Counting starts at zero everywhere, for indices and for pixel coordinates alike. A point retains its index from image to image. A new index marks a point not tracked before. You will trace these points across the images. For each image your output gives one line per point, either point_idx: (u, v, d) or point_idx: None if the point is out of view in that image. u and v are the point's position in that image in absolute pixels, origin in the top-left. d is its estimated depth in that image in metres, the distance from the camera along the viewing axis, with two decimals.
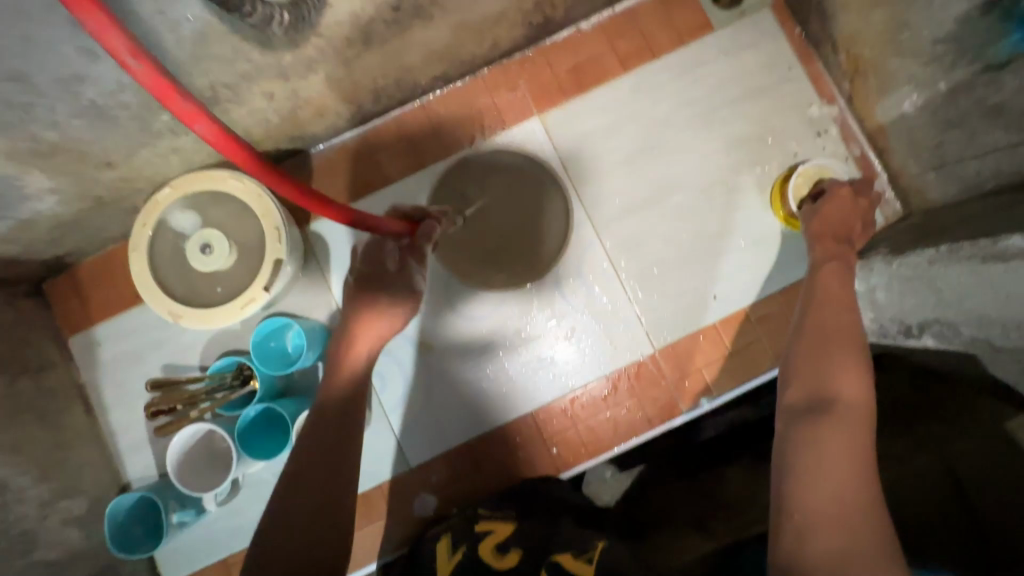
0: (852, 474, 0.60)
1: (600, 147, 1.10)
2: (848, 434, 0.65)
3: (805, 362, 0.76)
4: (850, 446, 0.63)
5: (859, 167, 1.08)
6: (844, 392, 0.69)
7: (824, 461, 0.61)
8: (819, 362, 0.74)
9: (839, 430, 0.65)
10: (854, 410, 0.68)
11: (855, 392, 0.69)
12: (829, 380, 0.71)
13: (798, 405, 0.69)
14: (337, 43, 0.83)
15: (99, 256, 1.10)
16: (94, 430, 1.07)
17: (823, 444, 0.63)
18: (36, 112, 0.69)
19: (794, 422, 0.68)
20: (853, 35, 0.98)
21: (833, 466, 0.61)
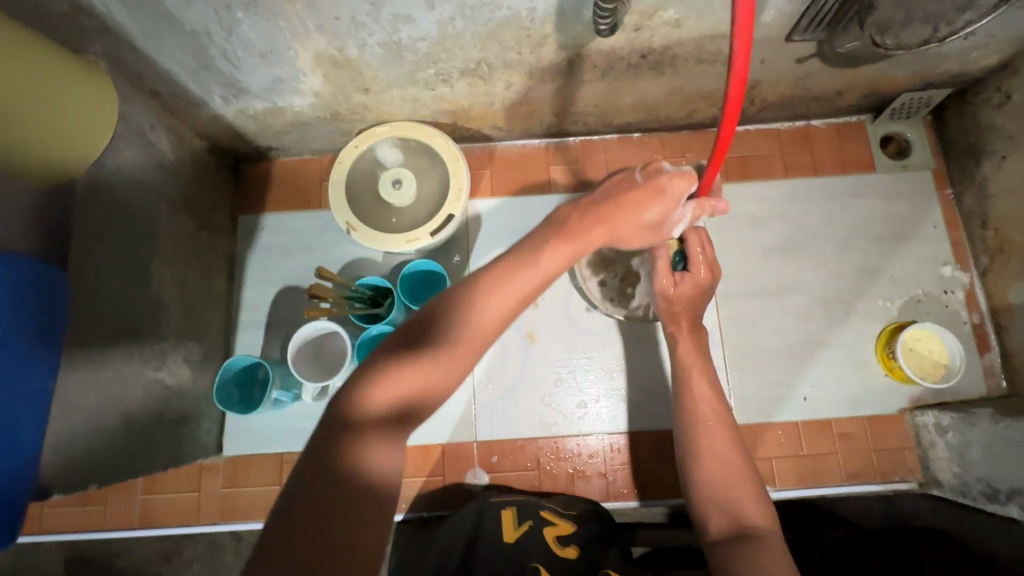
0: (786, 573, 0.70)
1: (742, 230, 1.21)
2: (770, 540, 0.75)
3: (723, 469, 0.84)
4: (774, 547, 0.74)
5: (974, 335, 1.13)
6: (750, 501, 0.80)
7: (759, 554, 0.72)
8: (723, 470, 0.83)
9: (762, 545, 0.74)
10: (765, 519, 0.79)
11: (759, 502, 0.81)
12: (736, 484, 0.82)
13: (718, 505, 0.82)
14: (584, 67, 0.98)
15: (294, 159, 1.26)
16: (228, 296, 1.19)
17: (753, 548, 0.74)
18: (361, 32, 0.85)
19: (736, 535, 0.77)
20: (1008, 217, 1.07)
21: (770, 560, 0.71)
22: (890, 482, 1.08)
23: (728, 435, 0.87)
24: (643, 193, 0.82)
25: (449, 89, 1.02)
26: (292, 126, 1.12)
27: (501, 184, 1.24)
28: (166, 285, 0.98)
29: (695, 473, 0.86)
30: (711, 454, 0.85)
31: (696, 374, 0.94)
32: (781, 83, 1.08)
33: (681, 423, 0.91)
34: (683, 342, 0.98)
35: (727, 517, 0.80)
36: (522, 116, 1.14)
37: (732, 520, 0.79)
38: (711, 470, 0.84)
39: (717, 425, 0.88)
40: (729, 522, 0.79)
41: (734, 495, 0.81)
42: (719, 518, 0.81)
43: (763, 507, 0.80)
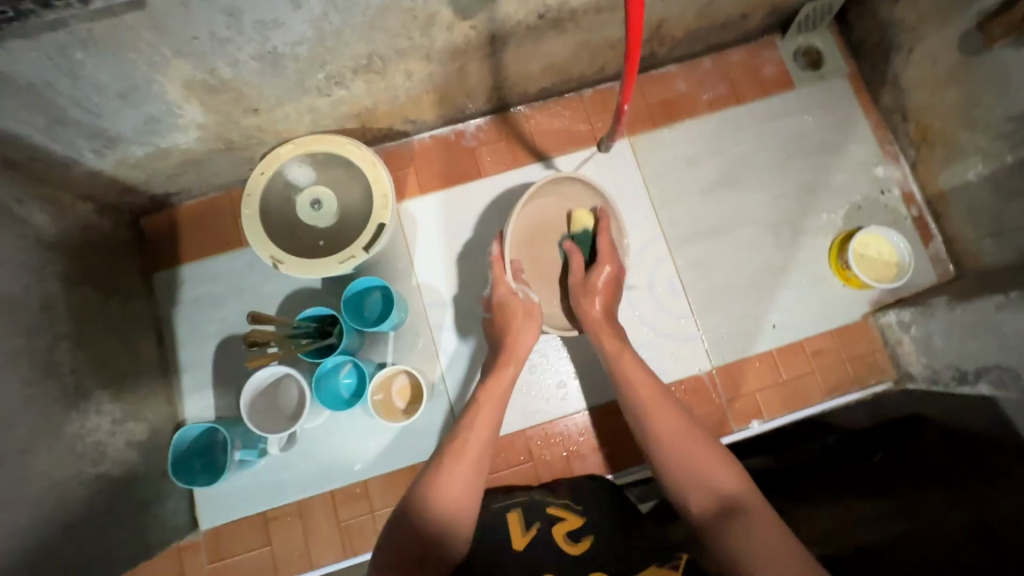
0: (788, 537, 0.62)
1: (680, 174, 1.19)
2: (756, 511, 0.66)
3: (677, 444, 0.76)
4: (764, 517, 0.65)
5: (916, 227, 1.16)
6: (721, 471, 0.72)
7: (750, 532, 0.64)
8: (682, 435, 0.77)
9: (748, 517, 0.66)
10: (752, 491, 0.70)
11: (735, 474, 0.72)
12: (698, 457, 0.74)
13: (698, 490, 0.72)
14: (482, 39, 0.92)
15: (200, 200, 1.16)
16: (162, 363, 1.09)
17: (738, 529, 0.65)
18: (228, 48, 0.76)
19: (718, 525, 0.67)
20: (926, 107, 1.09)
21: (764, 538, 0.62)
22: (868, 386, 1.11)
23: (679, 414, 0.80)
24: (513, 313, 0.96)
25: (346, 91, 0.94)
26: (185, 166, 1.02)
27: (429, 179, 1.16)
28: (83, 370, 0.89)
29: (661, 462, 0.77)
30: (670, 441, 0.77)
31: (629, 362, 0.89)
32: (685, 17, 1.05)
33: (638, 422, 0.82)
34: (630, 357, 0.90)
35: (708, 500, 0.71)
36: (432, 105, 1.07)
37: (713, 500, 0.70)
38: (676, 461, 0.75)
39: (665, 410, 0.81)
40: (706, 504, 0.71)
41: (702, 474, 0.73)
42: (700, 498, 0.72)
43: (738, 477, 0.72)
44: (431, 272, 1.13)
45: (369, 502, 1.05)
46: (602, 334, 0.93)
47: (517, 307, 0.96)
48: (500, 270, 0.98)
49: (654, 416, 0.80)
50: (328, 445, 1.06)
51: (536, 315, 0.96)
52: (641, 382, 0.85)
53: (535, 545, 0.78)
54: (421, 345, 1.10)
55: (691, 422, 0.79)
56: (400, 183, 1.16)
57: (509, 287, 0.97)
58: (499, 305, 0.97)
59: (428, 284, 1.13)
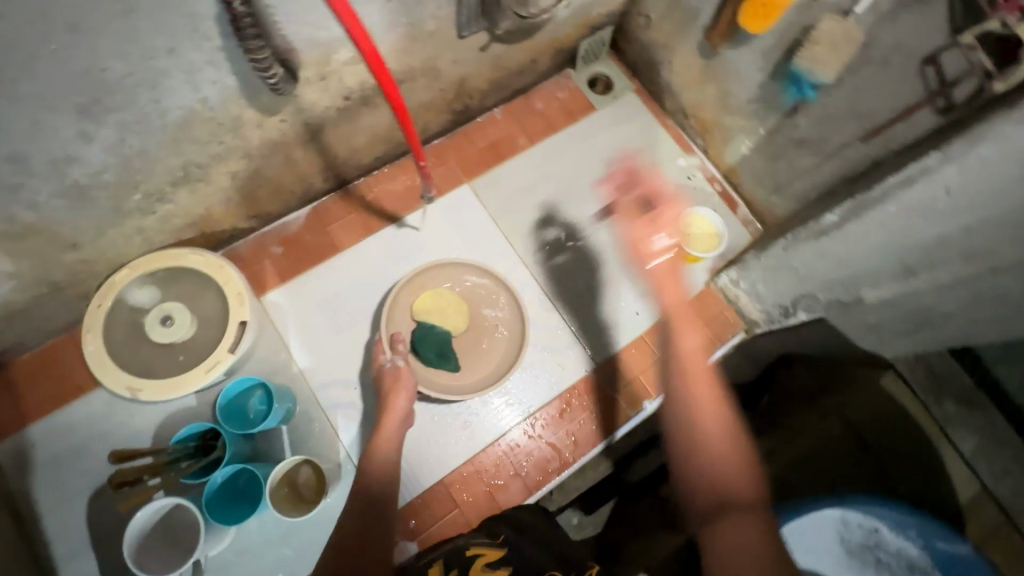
0: (766, 537, 0.71)
1: (522, 203, 1.31)
2: (735, 510, 0.74)
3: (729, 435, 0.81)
4: (750, 519, 0.72)
5: (722, 200, 1.37)
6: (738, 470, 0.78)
7: (737, 532, 0.72)
8: (727, 430, 0.81)
9: (741, 516, 0.73)
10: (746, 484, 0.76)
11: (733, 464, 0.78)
12: (717, 451, 0.79)
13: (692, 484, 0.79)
14: (297, 129, 0.98)
15: (36, 351, 1.07)
16: (25, 541, 0.97)
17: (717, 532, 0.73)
18: (22, 192, 0.74)
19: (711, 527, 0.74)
20: (696, 104, 1.31)
21: (743, 536, 0.71)
22: (727, 342, 1.26)
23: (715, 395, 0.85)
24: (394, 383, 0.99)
25: (172, 204, 0.95)
26: (6, 320, 0.95)
27: (287, 265, 1.17)
28: None
29: (686, 454, 0.81)
30: (705, 432, 0.80)
31: (688, 337, 0.91)
32: (482, 72, 1.19)
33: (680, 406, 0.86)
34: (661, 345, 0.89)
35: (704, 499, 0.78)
36: (269, 196, 1.10)
37: (717, 493, 0.77)
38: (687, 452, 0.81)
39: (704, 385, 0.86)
40: (710, 494, 0.77)
41: (705, 472, 0.78)
42: (704, 494, 0.78)
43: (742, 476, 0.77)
44: (311, 354, 1.13)
45: None
46: (683, 320, 0.93)
47: (385, 378, 1.00)
48: (379, 350, 1.04)
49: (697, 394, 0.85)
50: (240, 565, 0.99)
51: (403, 380, 0.99)
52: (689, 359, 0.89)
53: None
54: (317, 430, 1.09)
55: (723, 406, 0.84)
56: (258, 277, 1.16)
57: (383, 360, 1.02)
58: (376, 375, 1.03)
59: (310, 368, 1.12)
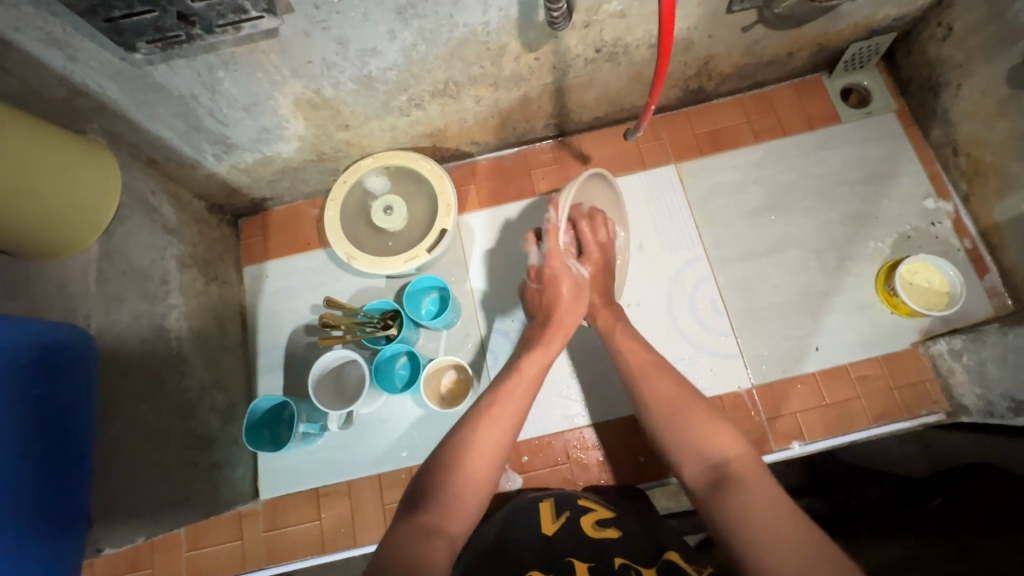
0: (756, 490, 0.66)
1: (725, 199, 1.25)
2: (746, 477, 0.68)
3: (705, 412, 0.78)
4: (745, 484, 0.67)
5: (970, 259, 1.15)
6: (721, 444, 0.73)
7: (737, 496, 0.66)
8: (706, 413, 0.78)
9: (739, 484, 0.67)
10: (734, 446, 0.73)
11: (713, 426, 0.76)
12: (708, 442, 0.74)
13: (689, 452, 0.75)
14: (544, 69, 1.04)
15: (288, 205, 1.32)
16: (244, 345, 1.23)
17: (736, 489, 0.67)
18: (334, 71, 0.91)
19: (708, 499, 0.69)
20: (976, 141, 1.11)
21: (750, 496, 0.65)
22: (917, 417, 1.09)
23: (677, 383, 0.84)
24: (571, 287, 0.97)
25: (423, 112, 1.09)
26: (282, 174, 1.19)
27: (489, 195, 1.28)
28: (183, 339, 1.03)
29: (671, 440, 0.78)
30: (693, 409, 0.79)
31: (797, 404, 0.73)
32: (732, 54, 1.14)
33: (646, 410, 0.84)
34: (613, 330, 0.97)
35: (701, 465, 0.73)
36: (496, 128, 1.20)
37: (707, 468, 0.72)
38: (668, 421, 0.80)
39: (663, 377, 0.86)
40: (703, 472, 0.73)
41: (701, 430, 0.76)
42: (695, 469, 0.74)
43: (721, 436, 0.75)
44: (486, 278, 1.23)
45: None
46: None
47: (573, 286, 0.98)
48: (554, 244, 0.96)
49: (651, 383, 0.85)
50: (380, 430, 1.15)
51: (585, 294, 0.99)
52: (633, 350, 0.93)
53: (563, 531, 0.81)
54: (468, 345, 1.19)
55: (691, 389, 0.83)
56: (463, 197, 1.28)
57: (562, 262, 0.97)
58: (552, 275, 0.97)
59: (480, 290, 1.22)
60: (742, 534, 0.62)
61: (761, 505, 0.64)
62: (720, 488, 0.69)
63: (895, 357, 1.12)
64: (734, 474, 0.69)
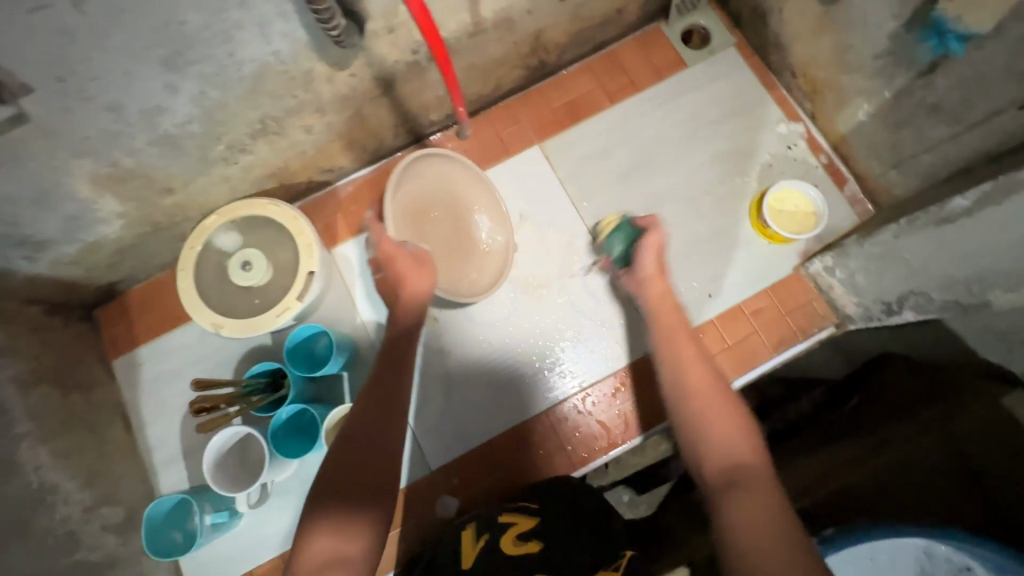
0: (774, 500, 0.65)
1: (596, 169, 1.23)
2: (756, 480, 0.68)
3: (724, 420, 0.77)
4: (758, 491, 0.66)
5: (829, 174, 1.20)
6: (743, 448, 0.73)
7: (743, 503, 0.65)
8: (726, 420, 0.77)
9: (751, 489, 0.66)
10: (753, 450, 0.73)
11: (738, 428, 0.76)
12: (724, 448, 0.74)
13: (709, 454, 0.74)
14: (368, 82, 0.98)
15: (146, 283, 1.21)
16: (132, 445, 1.13)
17: (741, 494, 0.66)
18: (122, 140, 0.81)
19: (714, 498, 0.68)
20: (807, 60, 1.14)
21: (754, 508, 0.64)
22: (812, 336, 1.13)
23: (728, 403, 0.79)
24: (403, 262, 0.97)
25: (252, 156, 1.00)
26: (120, 254, 1.08)
27: (358, 220, 1.21)
28: (47, 466, 0.92)
29: (689, 442, 0.77)
30: (708, 405, 0.79)
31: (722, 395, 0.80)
32: (560, 23, 1.11)
33: (676, 411, 0.82)
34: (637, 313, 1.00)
35: (715, 466, 0.72)
36: (343, 151, 1.13)
37: (723, 467, 0.71)
38: (692, 425, 0.78)
39: (713, 389, 0.82)
40: (715, 470, 0.72)
41: (720, 440, 0.75)
42: (711, 465, 0.73)
43: (747, 439, 0.74)
44: (374, 307, 1.17)
45: None
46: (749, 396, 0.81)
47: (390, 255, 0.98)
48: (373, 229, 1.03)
49: (688, 395, 0.82)
50: (300, 495, 1.09)
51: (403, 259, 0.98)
52: (687, 359, 0.87)
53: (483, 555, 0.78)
54: None
55: (737, 407, 0.79)
56: (331, 229, 1.21)
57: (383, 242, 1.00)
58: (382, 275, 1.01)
59: (371, 321, 1.17)
60: (728, 539, 0.63)
61: (761, 509, 0.64)
62: (731, 489, 0.68)
63: (782, 286, 1.16)
64: (749, 476, 0.69)
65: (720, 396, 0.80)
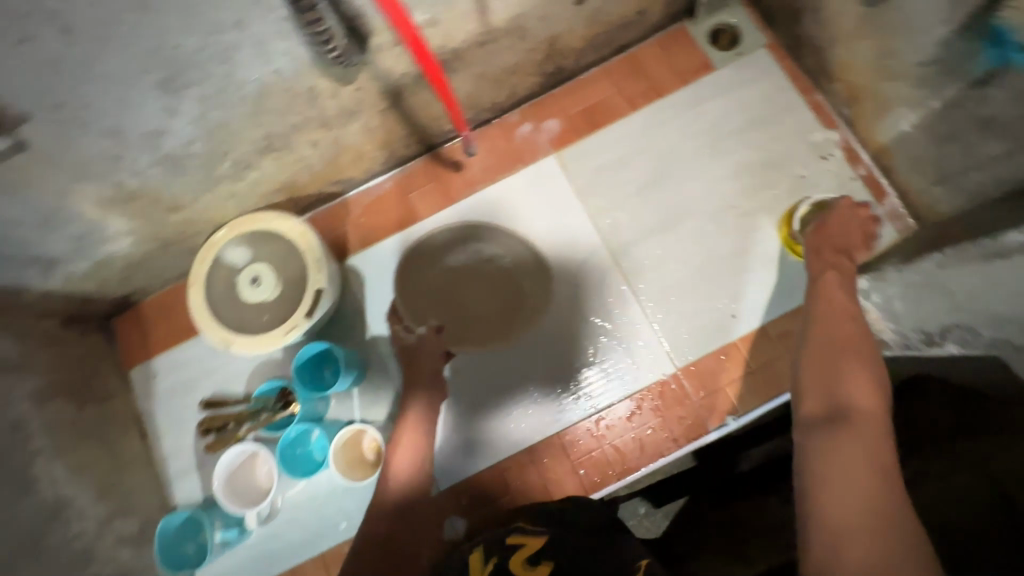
0: (880, 450, 0.60)
1: (615, 180, 1.18)
2: (865, 424, 0.64)
3: (845, 363, 0.72)
4: (869, 435, 0.62)
5: (867, 187, 1.11)
6: (866, 394, 0.68)
7: (841, 438, 0.62)
8: (838, 364, 0.73)
9: (860, 431, 0.63)
10: (869, 400, 0.67)
11: (871, 387, 0.69)
12: (850, 388, 0.69)
13: (818, 388, 0.71)
14: (374, 96, 0.94)
15: (159, 294, 1.22)
16: (147, 456, 1.14)
17: (845, 432, 0.63)
18: (124, 163, 0.80)
19: (811, 430, 0.66)
20: (846, 64, 1.05)
21: (854, 448, 0.61)
22: None
23: (863, 351, 0.74)
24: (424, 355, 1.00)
25: (258, 172, 0.98)
26: (132, 269, 1.08)
27: (368, 233, 1.19)
28: (61, 481, 0.94)
29: (807, 377, 0.74)
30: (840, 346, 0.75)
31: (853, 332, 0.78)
32: (577, 27, 1.05)
33: (809, 342, 0.79)
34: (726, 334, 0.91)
35: (825, 402, 0.69)
36: (351, 164, 1.10)
37: (837, 404, 0.68)
38: (815, 358, 0.76)
39: (854, 328, 0.79)
40: (826, 405, 0.69)
41: (835, 378, 0.71)
42: (820, 403, 0.70)
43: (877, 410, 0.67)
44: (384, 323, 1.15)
45: None
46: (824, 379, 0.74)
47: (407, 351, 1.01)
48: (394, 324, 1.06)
49: (824, 328, 0.80)
50: (308, 511, 1.08)
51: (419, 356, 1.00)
52: (831, 292, 0.87)
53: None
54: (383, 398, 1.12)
55: (869, 354, 0.74)
56: (341, 242, 1.19)
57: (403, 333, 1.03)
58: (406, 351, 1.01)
59: (381, 337, 1.14)
60: (809, 469, 0.62)
61: (858, 446, 0.61)
62: (834, 423, 0.65)
63: (811, 308, 1.09)
64: (861, 418, 0.65)
65: (846, 340, 0.76)
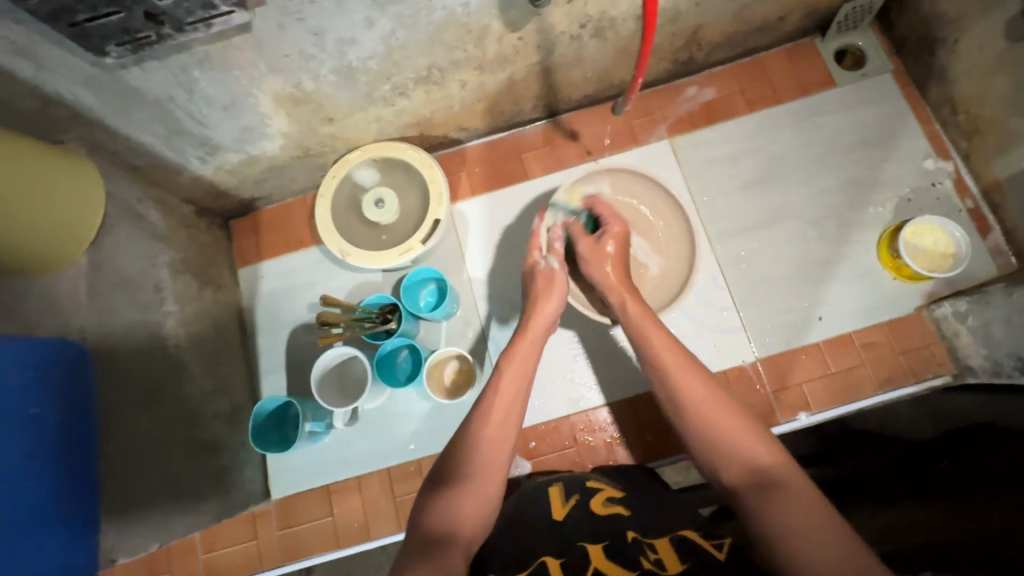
0: (745, 443, 0.69)
1: (722, 172, 1.23)
2: (728, 426, 0.71)
3: (676, 362, 0.80)
4: (731, 437, 0.70)
5: (972, 219, 1.14)
6: (695, 387, 0.76)
7: (732, 441, 0.70)
8: (681, 363, 0.79)
9: (727, 434, 0.70)
10: (708, 394, 0.75)
11: (699, 379, 0.77)
12: (691, 387, 0.76)
13: (668, 395, 0.78)
14: (529, 49, 1.01)
15: (278, 205, 1.31)
16: (244, 348, 1.22)
17: (717, 441, 0.71)
18: (313, 64, 0.89)
19: (692, 439, 0.74)
20: (975, 97, 1.08)
21: (746, 451, 0.69)
22: (924, 380, 1.08)
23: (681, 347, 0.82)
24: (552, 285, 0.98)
25: (408, 101, 1.06)
26: (269, 173, 1.17)
27: (481, 182, 1.26)
28: (183, 346, 1.02)
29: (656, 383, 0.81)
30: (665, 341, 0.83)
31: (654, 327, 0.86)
32: (721, 21, 1.11)
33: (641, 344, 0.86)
34: (633, 304, 0.91)
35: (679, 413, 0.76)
36: (482, 113, 1.18)
37: (685, 409, 0.75)
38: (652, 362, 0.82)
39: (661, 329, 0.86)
40: (681, 414, 0.76)
41: (677, 385, 0.78)
42: (674, 406, 0.77)
43: (765, 443, 0.69)
44: (481, 266, 1.22)
45: (421, 478, 1.12)
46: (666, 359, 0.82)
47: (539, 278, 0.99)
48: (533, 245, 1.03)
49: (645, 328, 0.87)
50: (385, 425, 1.15)
51: (556, 283, 0.98)
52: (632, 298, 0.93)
53: (574, 514, 0.75)
54: (470, 334, 1.19)
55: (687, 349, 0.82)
56: (453, 185, 1.26)
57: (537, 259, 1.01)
58: (527, 272, 1.01)
59: (478, 279, 1.21)
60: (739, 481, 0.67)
61: (750, 445, 0.69)
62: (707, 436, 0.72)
63: (898, 325, 1.11)
64: (706, 422, 0.72)
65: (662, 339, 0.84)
